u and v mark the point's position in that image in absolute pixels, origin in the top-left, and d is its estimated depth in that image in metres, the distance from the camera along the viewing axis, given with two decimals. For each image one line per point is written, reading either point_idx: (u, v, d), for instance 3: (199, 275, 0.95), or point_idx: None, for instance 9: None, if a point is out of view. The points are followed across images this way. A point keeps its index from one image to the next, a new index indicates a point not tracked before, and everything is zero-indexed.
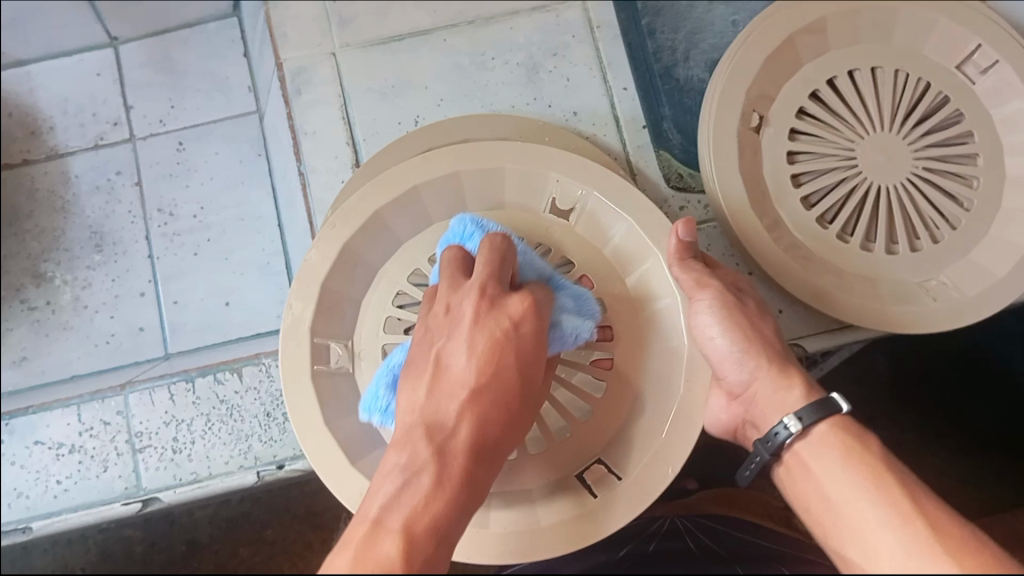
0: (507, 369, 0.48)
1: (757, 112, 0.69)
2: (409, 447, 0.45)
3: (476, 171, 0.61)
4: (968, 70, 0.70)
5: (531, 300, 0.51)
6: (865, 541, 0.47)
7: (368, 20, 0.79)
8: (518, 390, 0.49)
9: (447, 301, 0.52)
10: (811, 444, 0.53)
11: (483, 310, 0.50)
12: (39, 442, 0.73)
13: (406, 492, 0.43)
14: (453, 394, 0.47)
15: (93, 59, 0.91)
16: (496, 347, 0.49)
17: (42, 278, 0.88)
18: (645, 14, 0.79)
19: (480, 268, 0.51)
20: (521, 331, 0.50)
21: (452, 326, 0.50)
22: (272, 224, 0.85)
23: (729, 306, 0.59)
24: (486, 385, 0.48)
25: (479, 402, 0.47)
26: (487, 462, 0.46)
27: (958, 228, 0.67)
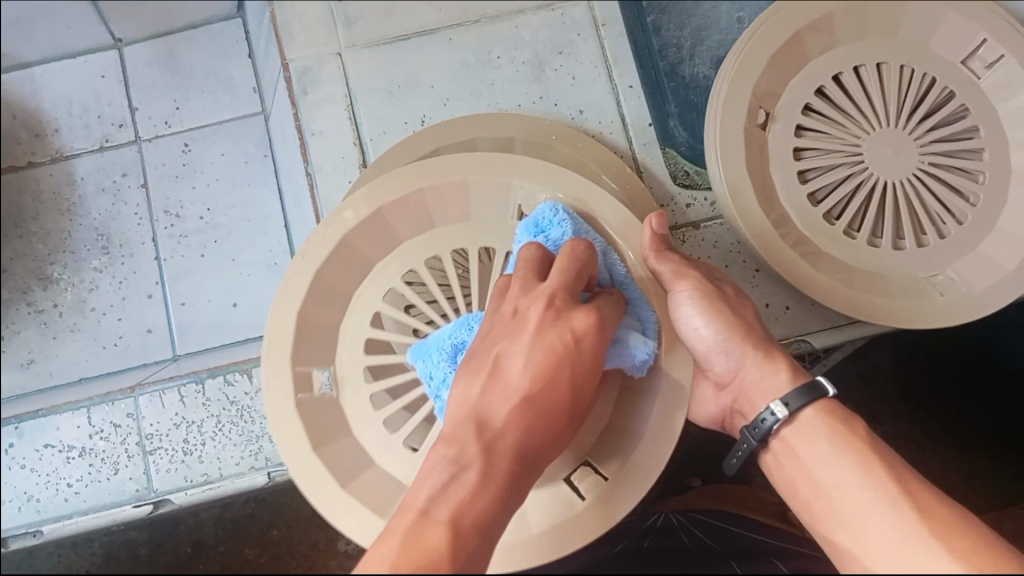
0: (561, 385, 0.48)
1: (764, 109, 0.69)
2: (457, 443, 0.45)
3: (440, 191, 0.59)
4: (974, 65, 0.70)
5: (598, 319, 0.50)
6: (855, 522, 0.50)
7: (374, 19, 0.79)
8: (569, 402, 0.48)
9: (517, 302, 0.50)
10: (798, 430, 0.55)
11: (549, 317, 0.49)
12: (49, 445, 0.73)
13: (452, 487, 0.43)
14: (507, 398, 0.47)
15: (98, 60, 0.91)
16: (556, 359, 0.48)
17: (48, 280, 0.88)
18: (650, 12, 0.79)
19: (555, 276, 0.51)
20: (582, 350, 0.49)
21: (513, 332, 0.49)
22: (277, 224, 0.85)
23: (712, 299, 0.59)
24: (538, 394, 0.47)
25: (533, 411, 0.47)
26: (531, 466, 0.46)
27: (964, 223, 0.67)
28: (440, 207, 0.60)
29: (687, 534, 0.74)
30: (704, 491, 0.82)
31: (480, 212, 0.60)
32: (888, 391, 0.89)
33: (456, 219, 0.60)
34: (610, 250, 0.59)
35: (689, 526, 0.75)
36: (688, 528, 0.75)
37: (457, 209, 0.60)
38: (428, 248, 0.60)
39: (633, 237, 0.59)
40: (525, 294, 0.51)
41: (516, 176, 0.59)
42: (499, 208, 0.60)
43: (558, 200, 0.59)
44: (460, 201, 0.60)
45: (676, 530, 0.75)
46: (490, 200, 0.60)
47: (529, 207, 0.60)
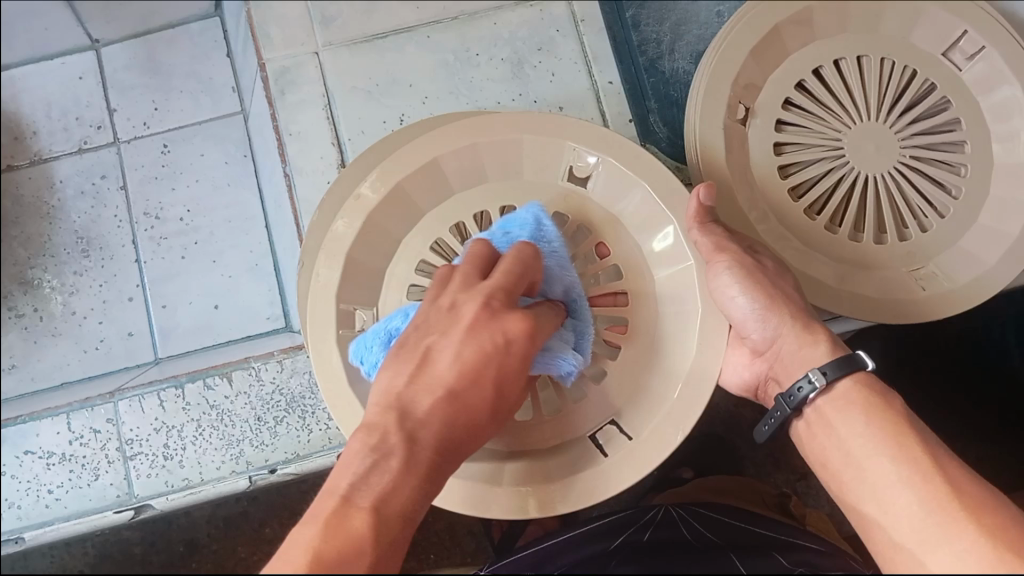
0: (487, 385, 0.44)
1: (744, 104, 0.69)
2: (379, 430, 0.41)
3: (494, 145, 0.60)
4: (955, 57, 0.69)
5: (531, 323, 0.45)
6: (880, 492, 0.49)
7: (352, 18, 0.78)
8: (490, 403, 0.44)
9: (450, 297, 0.46)
10: (833, 401, 0.55)
11: (482, 319, 0.44)
12: (29, 452, 0.72)
13: (374, 474, 0.40)
14: (429, 391, 0.43)
15: (76, 62, 0.90)
16: (483, 362, 0.43)
17: (30, 285, 0.87)
18: (629, 6, 0.78)
19: (497, 277, 0.46)
20: (511, 352, 0.44)
21: (445, 326, 0.44)
22: (259, 225, 0.85)
23: (751, 271, 0.58)
24: (462, 393, 0.43)
25: (456, 406, 0.43)
26: (449, 459, 0.43)
27: (947, 216, 0.67)
28: (494, 162, 0.61)
29: (687, 526, 0.65)
30: (701, 483, 0.82)
31: (530, 168, 0.62)
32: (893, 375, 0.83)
33: (505, 175, 0.62)
34: (657, 214, 0.60)
35: (688, 520, 0.67)
36: (688, 521, 0.66)
37: (505, 163, 0.61)
38: (479, 200, 0.61)
39: (678, 206, 0.59)
40: (460, 292, 0.46)
41: (572, 137, 0.60)
42: (551, 165, 0.61)
43: (609, 165, 0.60)
44: (511, 153, 0.61)
45: (674, 522, 0.66)
46: (541, 157, 0.61)
47: (579, 166, 0.61)
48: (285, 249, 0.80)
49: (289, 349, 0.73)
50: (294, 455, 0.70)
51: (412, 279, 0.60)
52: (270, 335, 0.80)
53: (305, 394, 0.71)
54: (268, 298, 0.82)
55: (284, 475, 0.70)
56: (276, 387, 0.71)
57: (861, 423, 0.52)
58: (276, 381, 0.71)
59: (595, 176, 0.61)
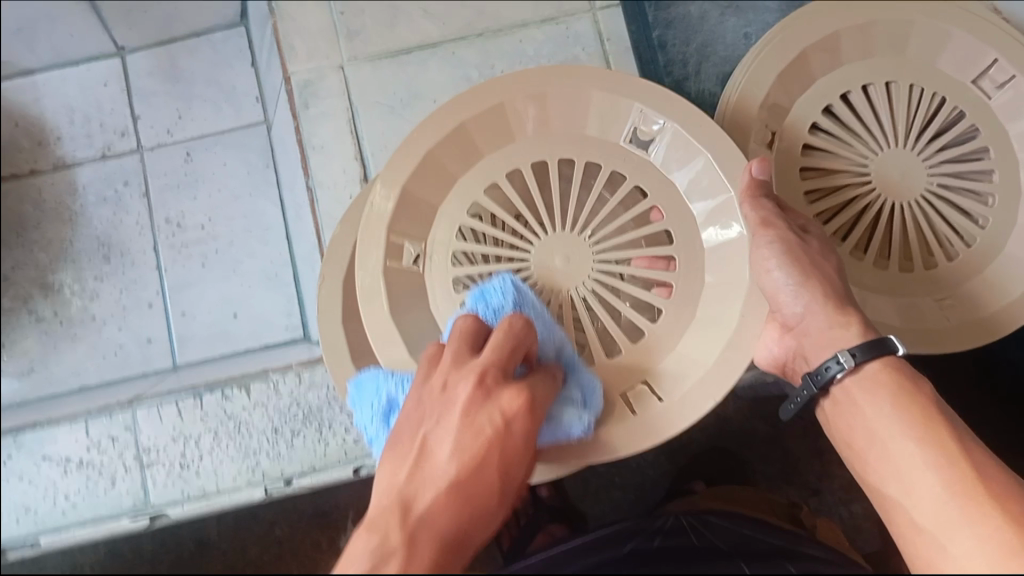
0: (494, 470, 0.42)
1: (770, 128, 0.68)
2: (380, 531, 0.37)
3: (562, 96, 0.61)
4: (984, 85, 0.68)
5: (529, 399, 0.46)
6: (904, 473, 0.48)
7: (377, 31, 0.79)
8: (501, 494, 0.42)
9: (444, 382, 0.46)
10: (862, 382, 0.54)
11: (478, 400, 0.44)
12: (47, 458, 0.73)
13: (377, 574, 0.34)
14: (433, 484, 0.40)
15: (101, 68, 0.91)
16: (486, 446, 0.42)
17: (50, 289, 0.87)
18: (656, 26, 0.78)
19: (488, 353, 0.47)
20: (511, 433, 0.44)
21: (446, 408, 0.44)
22: (279, 234, 0.85)
23: (790, 249, 0.57)
24: (469, 483, 0.40)
25: (465, 496, 0.40)
26: (464, 561, 0.38)
27: (973, 245, 0.66)
28: (563, 114, 0.62)
29: (695, 534, 0.65)
30: (712, 492, 0.82)
31: (595, 126, 0.62)
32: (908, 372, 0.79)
33: (573, 132, 0.62)
34: (716, 182, 0.60)
35: (697, 528, 0.66)
36: (697, 530, 0.66)
37: (571, 119, 0.62)
38: (537, 150, 0.62)
39: (734, 175, 0.59)
40: (446, 381, 0.46)
41: (638, 97, 0.60)
42: (616, 122, 0.62)
43: (674, 129, 0.60)
44: (576, 107, 0.61)
45: (683, 530, 0.66)
46: (607, 115, 0.62)
47: (644, 129, 0.61)
48: (303, 257, 0.80)
49: (306, 362, 0.73)
50: (310, 468, 0.70)
51: (462, 219, 0.61)
52: (286, 346, 0.80)
53: (322, 408, 0.71)
54: (286, 307, 0.82)
55: (300, 487, 0.70)
56: (293, 399, 0.71)
57: (886, 407, 0.51)
58: (293, 394, 0.71)
59: (659, 141, 0.61)
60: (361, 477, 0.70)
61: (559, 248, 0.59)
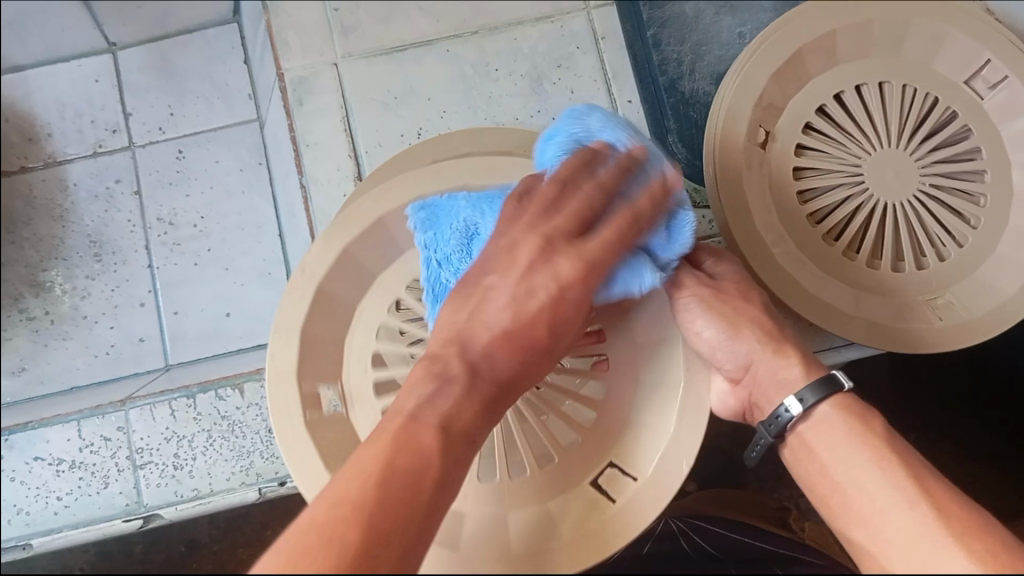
0: (544, 319, 0.50)
1: (763, 128, 0.68)
2: (442, 360, 0.49)
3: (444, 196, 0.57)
4: (977, 85, 0.69)
5: (586, 256, 0.51)
6: (869, 513, 0.49)
7: (372, 28, 0.78)
8: (546, 337, 0.51)
9: (512, 235, 0.52)
10: (814, 426, 0.54)
11: (536, 256, 0.51)
12: (38, 458, 0.72)
13: (440, 397, 0.47)
14: (486, 329, 0.50)
15: (93, 64, 0.90)
16: (536, 298, 0.51)
17: (40, 287, 0.87)
18: (650, 25, 0.78)
19: (564, 214, 0.52)
20: (556, 289, 0.51)
21: (507, 268, 0.52)
22: (272, 233, 0.84)
23: (710, 304, 0.57)
24: (518, 332, 0.50)
25: (512, 342, 0.50)
26: (512, 391, 0.50)
27: (966, 246, 0.66)
28: None
29: (686, 539, 0.65)
30: (703, 495, 0.81)
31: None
32: (881, 382, 0.82)
33: None
34: None
35: (689, 533, 0.67)
36: (687, 535, 0.66)
37: None
38: None
39: None
40: (523, 233, 0.52)
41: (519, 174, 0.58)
42: None
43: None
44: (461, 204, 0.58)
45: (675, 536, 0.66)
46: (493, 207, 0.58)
47: None
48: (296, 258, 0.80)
49: None
50: None
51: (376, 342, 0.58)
52: None
53: None
54: (278, 306, 0.82)
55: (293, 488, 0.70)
56: None
57: (848, 445, 0.52)
58: None
59: None
60: None
61: None
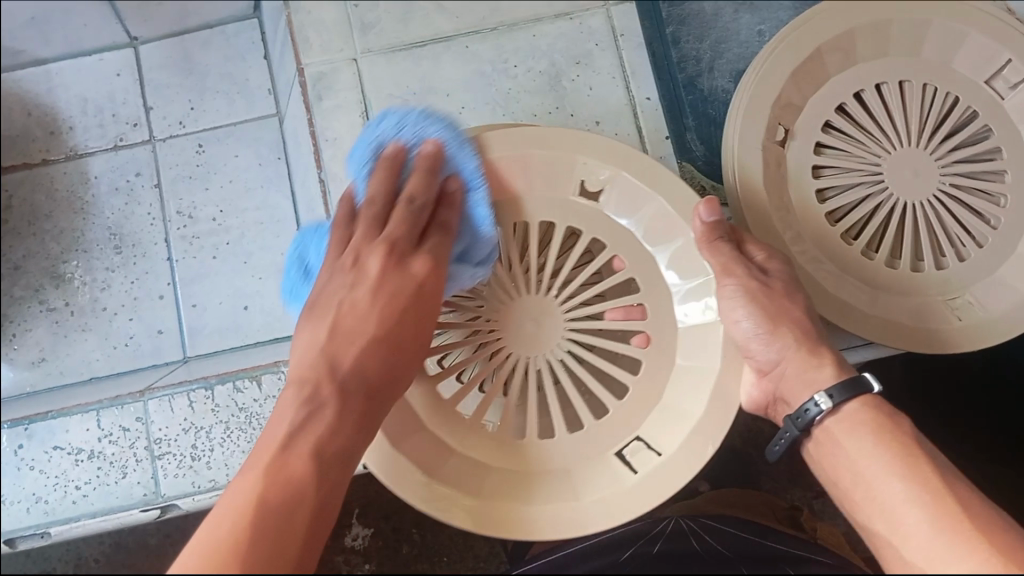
0: (406, 326, 0.54)
1: (783, 125, 0.68)
2: (312, 384, 0.50)
3: (508, 161, 0.59)
4: (998, 85, 0.68)
5: (429, 261, 0.56)
6: (893, 513, 0.48)
7: (391, 25, 0.79)
8: (411, 344, 0.55)
9: (358, 250, 0.57)
10: (841, 422, 0.54)
11: (387, 270, 0.56)
12: (58, 447, 0.73)
13: (311, 422, 0.48)
14: (353, 341, 0.53)
15: (113, 58, 0.91)
16: (395, 307, 0.54)
17: (61, 279, 0.88)
18: (670, 23, 0.78)
19: (394, 227, 0.57)
20: (417, 296, 0.55)
21: (360, 281, 0.55)
22: (290, 228, 0.85)
23: (756, 297, 0.57)
24: (382, 338, 0.53)
25: (380, 347, 0.53)
26: (385, 397, 0.53)
27: (985, 246, 0.66)
28: (505, 178, 0.60)
29: (697, 539, 0.64)
30: (715, 496, 0.81)
31: (541, 184, 0.60)
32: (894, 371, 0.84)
33: (520, 193, 0.61)
34: (672, 226, 0.60)
35: (700, 533, 0.66)
36: (699, 534, 0.65)
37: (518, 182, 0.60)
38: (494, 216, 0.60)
39: (683, 216, 0.59)
40: (364, 245, 0.57)
41: (571, 153, 0.59)
42: (562, 181, 0.60)
43: (622, 178, 0.59)
44: (522, 173, 0.60)
45: (686, 536, 0.65)
46: (553, 177, 0.60)
47: (591, 181, 0.60)
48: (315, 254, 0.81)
49: None
50: None
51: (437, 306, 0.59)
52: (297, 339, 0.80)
53: None
54: None
55: None
56: None
57: (873, 446, 0.51)
58: None
59: (608, 193, 0.60)
60: None
61: (529, 313, 0.60)
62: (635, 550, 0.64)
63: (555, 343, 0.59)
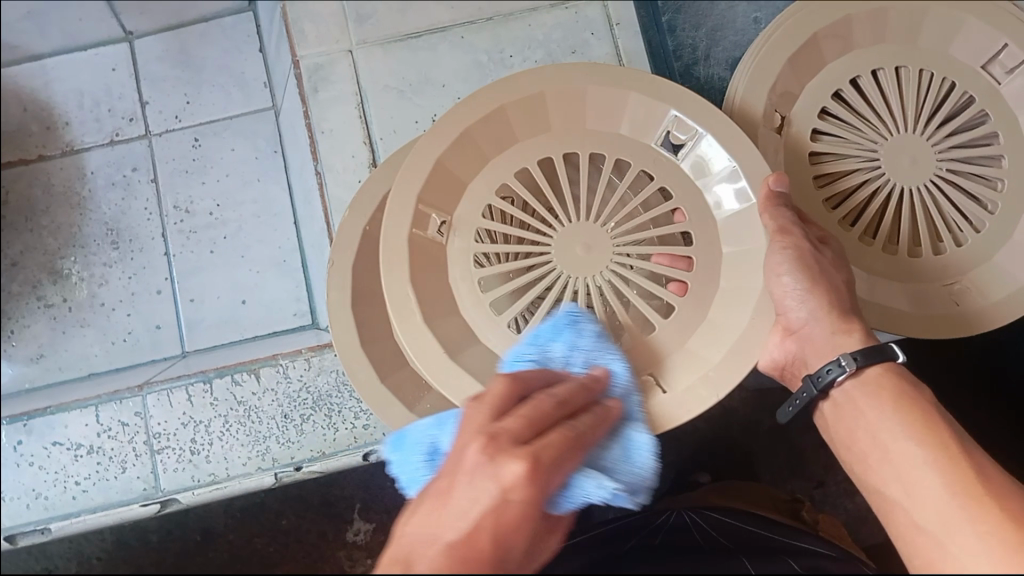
0: (490, 530, 0.33)
1: (779, 113, 0.68)
2: None
3: (600, 92, 0.60)
4: (994, 70, 0.68)
5: (549, 461, 0.38)
6: (905, 475, 0.48)
7: (387, 16, 0.78)
8: (493, 569, 0.32)
9: (462, 440, 0.39)
10: (863, 386, 0.53)
11: (484, 456, 0.36)
12: (57, 443, 0.73)
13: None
14: (429, 543, 0.33)
15: (109, 53, 0.91)
16: (490, 503, 0.34)
17: (58, 275, 0.87)
18: (665, 11, 0.78)
19: (517, 416, 0.39)
20: (513, 497, 0.35)
21: (453, 472, 0.36)
22: (288, 221, 0.85)
23: (805, 255, 0.56)
24: (458, 546, 0.32)
25: (452, 562, 0.31)
26: None
27: (982, 231, 0.66)
28: (596, 109, 0.61)
29: (698, 532, 0.65)
30: (716, 488, 0.81)
31: (628, 125, 0.61)
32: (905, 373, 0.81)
33: (602, 127, 0.61)
34: (736, 186, 0.59)
35: (700, 526, 0.67)
36: (700, 527, 0.66)
37: (604, 114, 0.61)
38: (565, 145, 0.61)
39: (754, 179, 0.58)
40: (475, 429, 0.39)
41: (650, 94, 0.59)
42: (650, 124, 0.61)
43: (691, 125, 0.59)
44: (612, 107, 0.61)
45: (687, 529, 0.66)
46: (642, 117, 0.61)
47: (676, 133, 0.61)
48: (313, 251, 0.80)
49: (315, 347, 0.73)
50: (320, 453, 0.70)
51: (480, 223, 0.59)
52: (296, 332, 0.80)
53: (331, 394, 0.71)
54: (295, 294, 0.82)
55: (309, 472, 0.71)
56: (302, 385, 0.72)
57: (889, 411, 0.51)
58: (303, 378, 0.72)
59: (691, 145, 0.60)
60: (370, 462, 0.71)
61: (577, 241, 0.58)
62: (637, 541, 0.64)
63: (595, 273, 0.57)
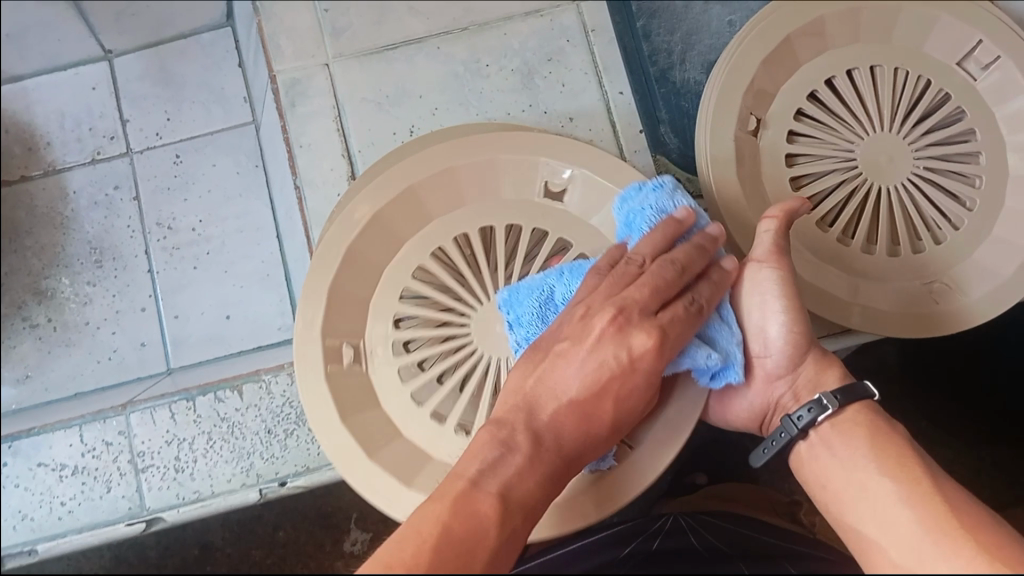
0: (610, 399, 0.51)
1: (754, 115, 0.68)
2: (507, 428, 0.49)
3: (473, 165, 0.60)
4: (969, 67, 0.68)
5: (663, 341, 0.51)
6: (880, 509, 0.47)
7: (363, 29, 0.79)
8: (609, 421, 0.51)
9: (591, 302, 0.53)
10: (838, 425, 0.53)
11: (610, 330, 0.51)
12: (42, 464, 0.73)
13: (501, 464, 0.47)
14: (555, 398, 0.51)
15: (89, 72, 0.91)
16: (610, 375, 0.51)
17: (43, 295, 0.88)
18: (640, 17, 0.78)
19: (639, 291, 0.52)
20: (634, 368, 0.51)
21: (580, 337, 0.52)
22: (270, 235, 0.85)
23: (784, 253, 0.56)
24: (586, 402, 0.50)
25: (581, 417, 0.50)
26: (570, 466, 0.50)
27: (961, 228, 0.66)
28: (481, 182, 0.60)
29: (695, 536, 0.64)
30: (709, 492, 0.80)
31: (509, 189, 0.61)
32: (892, 372, 0.83)
33: (499, 196, 0.60)
34: None
35: (698, 528, 0.66)
36: (697, 530, 0.65)
37: (485, 184, 0.60)
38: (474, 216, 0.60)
39: None
40: (606, 298, 0.52)
41: (545, 151, 0.60)
42: (527, 185, 0.61)
43: (588, 177, 0.60)
44: (492, 175, 0.60)
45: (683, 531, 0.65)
46: (522, 176, 0.61)
47: (555, 182, 0.61)
48: (297, 267, 0.80)
49: None
50: (304, 468, 0.70)
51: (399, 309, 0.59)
52: (280, 346, 0.80)
53: None
54: (279, 307, 0.82)
55: (294, 487, 0.71)
56: (286, 400, 0.72)
57: (864, 447, 0.50)
58: (286, 394, 0.72)
59: (572, 190, 0.61)
60: None
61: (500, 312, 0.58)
62: (635, 547, 0.63)
63: None
